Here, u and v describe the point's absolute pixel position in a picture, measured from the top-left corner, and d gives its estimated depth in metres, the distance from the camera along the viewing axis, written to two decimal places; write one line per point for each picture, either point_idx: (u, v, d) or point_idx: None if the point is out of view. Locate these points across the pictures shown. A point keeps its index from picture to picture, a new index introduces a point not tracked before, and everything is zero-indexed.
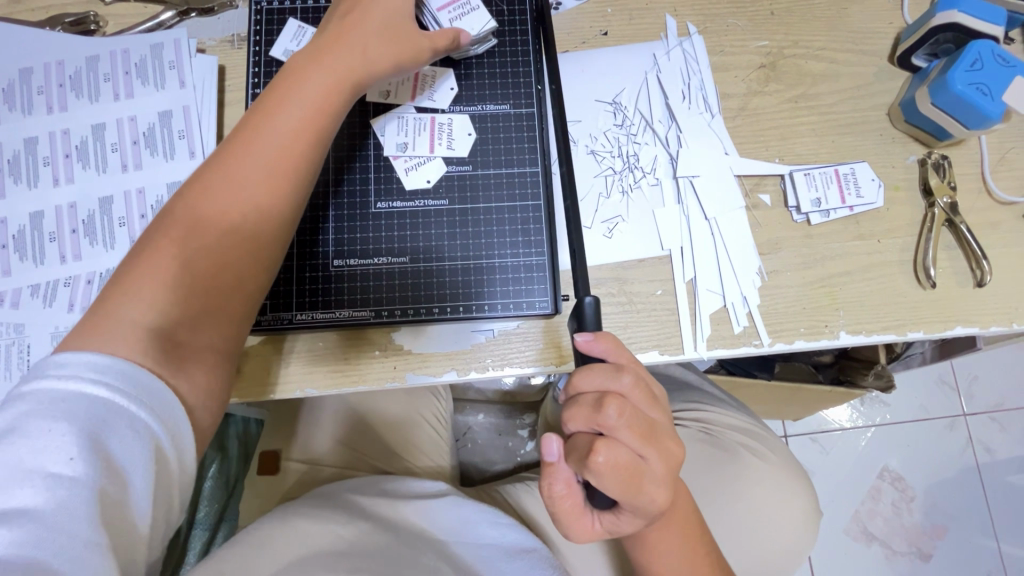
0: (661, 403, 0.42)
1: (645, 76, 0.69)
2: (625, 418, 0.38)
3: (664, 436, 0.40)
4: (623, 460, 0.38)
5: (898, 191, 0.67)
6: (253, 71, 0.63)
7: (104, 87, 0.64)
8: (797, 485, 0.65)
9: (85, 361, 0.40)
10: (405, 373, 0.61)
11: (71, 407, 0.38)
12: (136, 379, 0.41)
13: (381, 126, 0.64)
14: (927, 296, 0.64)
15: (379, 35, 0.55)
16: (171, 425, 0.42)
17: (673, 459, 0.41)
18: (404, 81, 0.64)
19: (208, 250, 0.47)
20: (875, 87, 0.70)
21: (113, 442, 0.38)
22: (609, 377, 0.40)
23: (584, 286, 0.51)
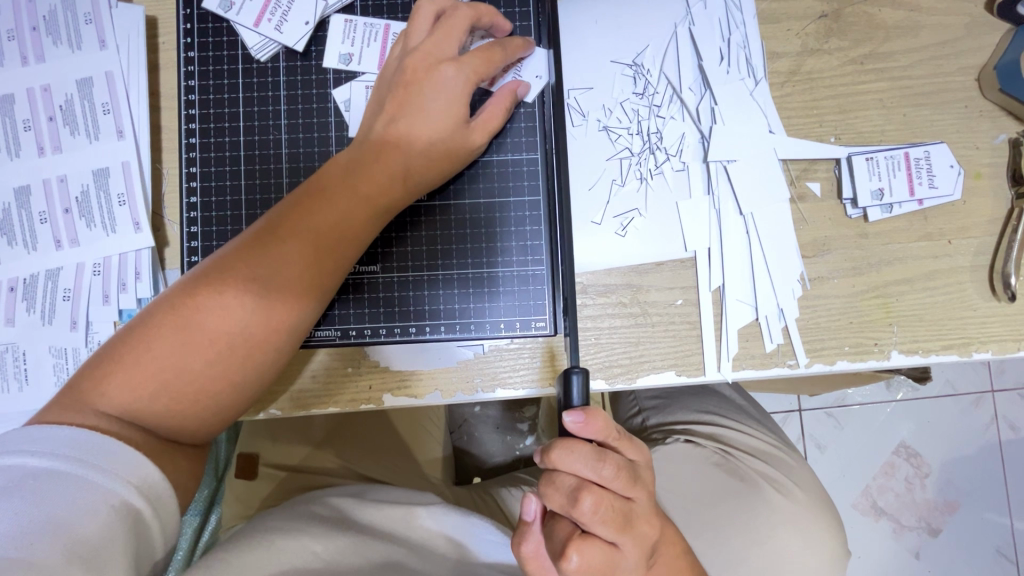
0: (644, 479, 0.38)
1: (673, 29, 0.56)
2: (600, 513, 0.35)
3: (641, 521, 0.37)
4: (596, 560, 0.35)
5: (979, 179, 0.55)
6: (186, 28, 0.51)
7: (8, 48, 0.52)
8: (826, 519, 0.58)
9: (58, 434, 0.37)
10: (383, 395, 0.52)
11: (34, 486, 0.35)
12: (107, 446, 0.38)
13: (341, 95, 0.51)
14: (1002, 310, 0.54)
15: (423, 161, 0.47)
16: (143, 478, 0.38)
17: (648, 541, 0.37)
18: (369, 42, 0.52)
19: (222, 339, 0.42)
20: (964, 44, 0.55)
21: (71, 512, 0.35)
22: (591, 465, 0.35)
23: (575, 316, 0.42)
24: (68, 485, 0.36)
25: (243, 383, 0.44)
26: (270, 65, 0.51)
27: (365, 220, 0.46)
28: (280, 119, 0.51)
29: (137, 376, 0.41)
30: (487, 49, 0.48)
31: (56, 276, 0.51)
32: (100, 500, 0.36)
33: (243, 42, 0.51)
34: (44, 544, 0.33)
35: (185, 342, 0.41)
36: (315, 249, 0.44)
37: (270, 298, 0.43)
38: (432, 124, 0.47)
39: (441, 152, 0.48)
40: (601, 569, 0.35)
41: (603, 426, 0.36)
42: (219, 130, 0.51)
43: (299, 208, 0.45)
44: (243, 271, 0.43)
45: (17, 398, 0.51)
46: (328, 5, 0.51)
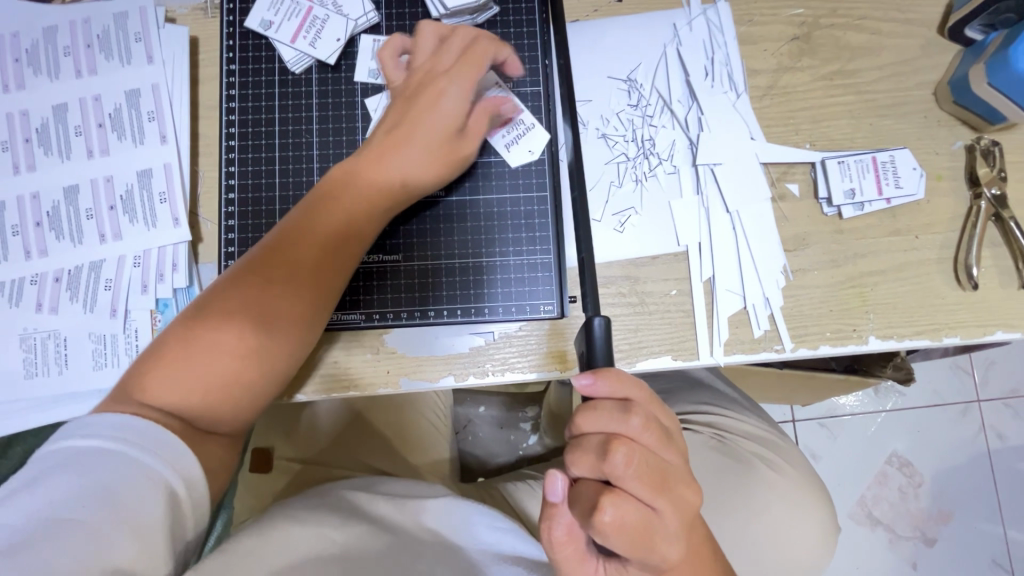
0: (676, 440, 0.34)
1: (663, 49, 0.62)
2: (635, 466, 0.31)
3: (681, 485, 0.33)
4: (633, 519, 0.31)
5: (940, 180, 0.61)
6: (228, 45, 0.57)
7: (64, 63, 0.58)
8: (814, 498, 0.61)
9: (107, 423, 0.40)
10: (399, 378, 0.56)
11: (82, 463, 0.38)
12: (146, 429, 0.41)
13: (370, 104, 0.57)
14: (967, 298, 0.59)
15: (421, 169, 0.52)
16: (180, 462, 0.41)
17: (693, 508, 0.33)
18: None
19: (254, 331, 0.46)
20: (920, 63, 0.62)
21: (116, 484, 0.38)
22: (616, 418, 0.32)
23: (592, 292, 0.46)
24: (114, 461, 0.39)
25: (271, 372, 0.48)
26: (304, 76, 0.57)
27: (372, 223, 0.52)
28: (312, 125, 0.57)
29: (175, 373, 0.44)
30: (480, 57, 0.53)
31: (99, 267, 0.56)
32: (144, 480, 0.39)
33: (279, 56, 0.57)
34: (92, 511, 0.36)
35: (220, 336, 0.45)
36: (332, 249, 0.50)
37: (293, 295, 0.48)
38: (428, 135, 0.52)
39: (438, 159, 0.52)
40: (640, 531, 0.31)
41: (623, 379, 0.33)
42: (256, 135, 0.56)
43: (312, 214, 0.50)
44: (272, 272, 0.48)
45: (57, 381, 0.54)
46: (357, 24, 0.57)
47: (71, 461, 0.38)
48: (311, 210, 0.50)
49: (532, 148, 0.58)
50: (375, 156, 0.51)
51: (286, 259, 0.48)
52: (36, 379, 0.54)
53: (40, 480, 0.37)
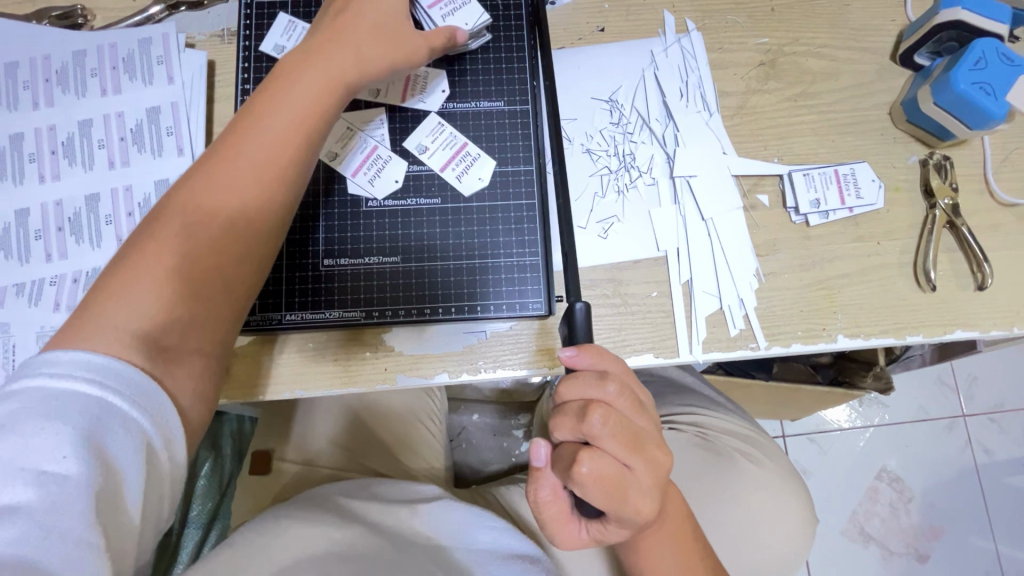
0: (650, 410, 0.40)
1: (642, 73, 0.68)
2: (610, 427, 0.37)
3: (652, 446, 0.38)
4: (608, 472, 0.37)
5: (898, 192, 0.66)
6: (243, 67, 0.62)
7: (91, 82, 0.63)
8: (791, 489, 0.65)
9: (76, 359, 0.39)
10: (396, 375, 0.60)
11: (57, 398, 0.37)
12: (132, 377, 0.40)
13: (351, 118, 0.63)
14: (927, 299, 0.63)
15: (371, 46, 0.54)
16: (163, 417, 0.41)
17: (662, 467, 0.39)
18: (394, 82, 0.63)
19: (202, 260, 0.46)
20: (876, 86, 0.68)
21: (108, 441, 0.37)
22: (594, 386, 0.38)
23: (576, 291, 0.52)
24: (80, 429, 0.37)
25: (235, 272, 0.48)
26: None
27: (306, 142, 0.50)
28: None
29: (121, 302, 0.43)
30: (359, 10, 0.55)
31: None
32: (129, 430, 0.39)
33: None
34: (77, 466, 0.36)
35: (159, 271, 0.44)
36: (282, 157, 0.49)
37: (259, 131, 0.49)
38: (359, 39, 0.53)
39: (387, 32, 0.55)
40: (614, 483, 0.37)
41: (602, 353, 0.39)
42: None
43: (227, 154, 0.48)
44: (226, 176, 0.47)
45: None
46: None
47: (42, 401, 0.37)
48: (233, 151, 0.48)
49: (481, 176, 0.62)
50: (315, 92, 0.51)
51: (229, 206, 0.47)
52: None
53: (19, 422, 0.36)
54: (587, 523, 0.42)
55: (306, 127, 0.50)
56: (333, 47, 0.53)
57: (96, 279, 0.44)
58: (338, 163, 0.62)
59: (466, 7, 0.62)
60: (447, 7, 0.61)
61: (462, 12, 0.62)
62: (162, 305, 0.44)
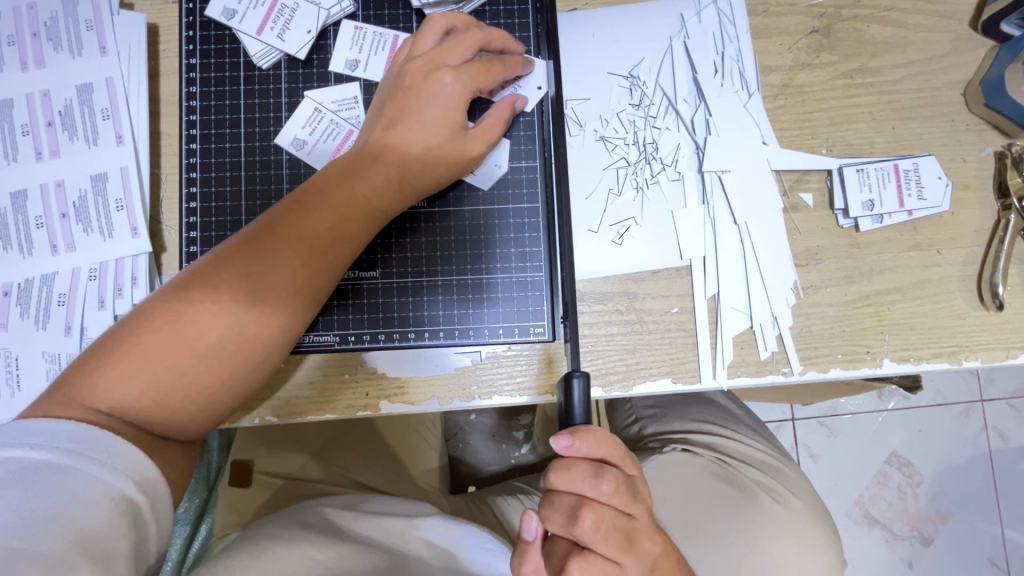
0: (644, 495, 0.37)
1: (669, 42, 0.57)
2: (602, 534, 0.34)
3: (644, 541, 0.36)
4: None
5: (966, 191, 0.56)
6: (188, 36, 0.52)
7: (8, 54, 0.52)
8: (818, 528, 0.58)
9: (65, 431, 0.39)
10: (379, 402, 0.52)
11: (38, 471, 0.37)
12: (113, 446, 0.39)
13: (319, 98, 0.52)
14: (991, 318, 0.55)
15: (423, 161, 0.48)
16: (143, 474, 0.40)
17: (652, 558, 0.37)
18: (375, 52, 0.52)
19: (215, 362, 0.43)
20: (949, 59, 0.57)
21: (81, 510, 0.36)
22: (589, 483, 0.35)
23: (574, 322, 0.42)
24: (61, 502, 0.36)
25: (243, 379, 0.45)
26: (272, 72, 0.52)
27: (350, 237, 0.46)
28: (282, 124, 0.52)
29: (123, 373, 0.41)
30: (428, 68, 0.48)
31: (51, 281, 0.51)
32: (103, 494, 0.37)
33: (244, 49, 0.52)
34: (51, 539, 0.35)
35: (168, 361, 0.42)
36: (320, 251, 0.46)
37: (300, 222, 0.45)
38: (429, 119, 0.48)
39: (443, 143, 0.48)
40: None
41: (600, 446, 0.35)
42: (220, 136, 0.52)
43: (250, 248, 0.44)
44: (255, 263, 0.44)
45: (7, 404, 0.50)
46: (329, 14, 0.52)
47: (21, 474, 0.36)
48: (277, 245, 0.45)
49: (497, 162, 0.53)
50: (369, 183, 0.47)
51: (242, 306, 0.43)
52: None
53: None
54: None
55: (348, 222, 0.46)
56: (393, 126, 0.48)
57: (112, 344, 0.42)
58: (307, 155, 0.51)
59: None
60: None
61: None
62: (157, 393, 0.42)
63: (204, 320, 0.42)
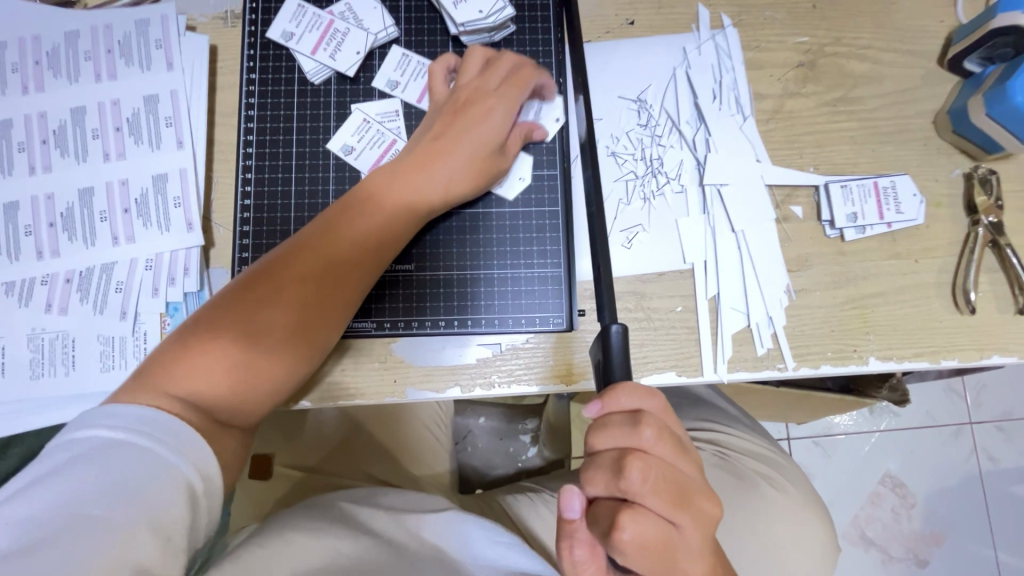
0: (692, 452, 0.37)
1: (673, 71, 0.64)
2: (650, 481, 0.34)
3: (699, 499, 0.35)
4: (653, 534, 0.33)
5: (939, 207, 0.62)
6: (248, 54, 0.58)
7: (84, 67, 0.58)
8: (814, 512, 0.63)
9: (137, 416, 0.40)
10: (405, 388, 0.57)
11: (110, 450, 0.38)
12: (181, 433, 0.40)
13: (367, 110, 0.58)
14: (965, 321, 0.60)
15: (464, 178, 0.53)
16: (203, 463, 0.41)
17: (711, 521, 0.35)
18: (416, 77, 0.59)
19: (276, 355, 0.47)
20: (921, 92, 0.64)
21: (148, 488, 0.37)
22: (628, 432, 0.35)
23: (611, 304, 0.45)
24: (133, 478, 0.37)
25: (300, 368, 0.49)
26: (323, 87, 0.58)
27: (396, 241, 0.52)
28: (332, 132, 0.58)
29: (191, 370, 0.44)
30: (473, 91, 0.54)
31: (111, 269, 0.56)
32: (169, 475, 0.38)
33: (299, 67, 0.58)
34: (123, 513, 0.36)
35: (251, 354, 0.46)
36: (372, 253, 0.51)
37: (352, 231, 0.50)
38: (473, 136, 0.53)
39: (482, 159, 0.54)
40: (659, 546, 0.34)
41: (637, 393, 0.36)
42: (274, 142, 0.58)
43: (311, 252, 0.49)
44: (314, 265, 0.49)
45: (63, 382, 0.54)
46: (377, 37, 0.59)
47: (97, 451, 0.38)
48: (336, 250, 0.50)
49: (521, 175, 0.58)
50: (414, 191, 0.52)
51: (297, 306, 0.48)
52: (43, 380, 0.54)
53: (68, 470, 0.37)
54: None
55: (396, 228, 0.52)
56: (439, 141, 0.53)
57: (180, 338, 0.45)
58: (355, 160, 0.57)
59: None
60: None
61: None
62: (222, 385, 0.45)
63: (270, 314, 0.47)
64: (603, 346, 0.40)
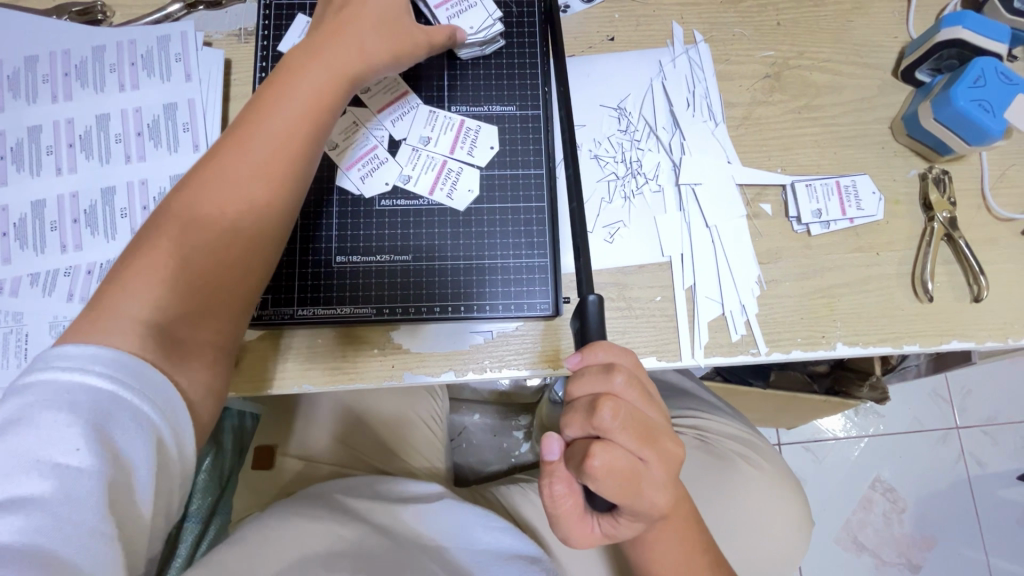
0: (658, 400, 0.41)
1: (650, 82, 0.70)
2: (619, 420, 0.38)
3: (662, 437, 0.39)
4: (621, 465, 0.38)
5: (898, 205, 0.67)
6: (261, 66, 0.64)
7: (109, 78, 0.64)
8: (789, 490, 0.67)
9: (87, 355, 0.40)
10: (403, 373, 0.60)
11: (73, 394, 0.38)
12: (145, 374, 0.41)
13: (359, 114, 0.64)
14: (924, 309, 0.65)
15: (381, 33, 0.56)
16: (173, 411, 0.42)
17: (673, 459, 0.40)
18: (385, 90, 0.65)
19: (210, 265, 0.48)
20: (878, 100, 0.70)
21: (119, 436, 0.38)
22: (601, 379, 0.39)
23: (588, 284, 0.52)
24: (104, 426, 0.38)
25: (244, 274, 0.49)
26: None
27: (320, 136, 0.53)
28: None
29: (126, 300, 0.44)
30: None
31: None
32: (139, 424, 0.40)
33: None
34: (95, 461, 0.37)
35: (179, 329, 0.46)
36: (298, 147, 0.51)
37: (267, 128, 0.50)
38: (364, 33, 0.55)
39: (392, 22, 0.57)
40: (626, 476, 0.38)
41: (608, 346, 0.41)
42: None
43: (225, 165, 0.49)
44: (231, 175, 0.49)
45: None
46: None
47: (59, 396, 0.38)
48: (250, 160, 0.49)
49: (471, 188, 0.63)
50: (325, 85, 0.53)
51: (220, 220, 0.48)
52: None
53: (30, 417, 0.37)
54: (598, 516, 0.43)
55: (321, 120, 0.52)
56: (327, 43, 0.54)
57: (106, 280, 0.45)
58: (339, 157, 0.63)
59: (471, 10, 0.64)
60: (451, 10, 0.64)
61: (468, 16, 0.64)
62: (161, 300, 0.45)
63: (200, 228, 0.48)
64: (582, 314, 0.47)
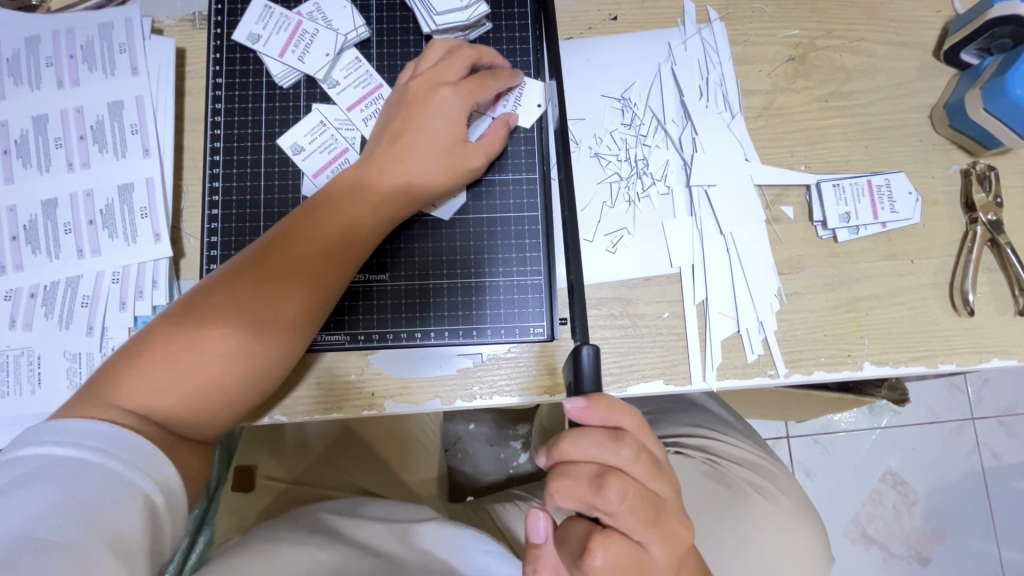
0: (666, 470, 0.37)
1: (658, 68, 0.62)
2: (626, 502, 0.34)
3: (670, 519, 0.36)
4: (622, 553, 0.35)
5: (936, 205, 0.60)
6: (215, 57, 0.56)
7: (46, 73, 0.56)
8: (806, 521, 0.62)
9: (84, 429, 0.40)
10: (385, 401, 0.55)
11: (62, 467, 0.37)
12: (145, 449, 0.41)
13: (326, 112, 0.56)
14: (963, 323, 0.58)
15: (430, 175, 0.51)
16: (163, 475, 0.41)
17: (681, 540, 0.36)
18: (355, 85, 0.57)
19: (226, 346, 0.45)
20: (916, 85, 0.62)
21: (101, 500, 0.37)
22: (608, 448, 0.35)
23: (583, 324, 0.46)
24: (85, 493, 0.36)
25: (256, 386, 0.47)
26: (292, 91, 0.56)
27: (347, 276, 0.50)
28: (287, 127, 0.56)
29: (148, 381, 0.43)
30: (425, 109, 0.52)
31: (76, 283, 0.54)
32: (127, 489, 0.38)
33: (267, 70, 0.56)
34: (77, 530, 0.35)
35: (187, 359, 0.44)
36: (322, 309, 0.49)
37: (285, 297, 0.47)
38: (426, 149, 0.51)
39: (454, 146, 0.52)
40: (628, 565, 0.35)
41: (615, 410, 0.36)
42: (242, 149, 0.55)
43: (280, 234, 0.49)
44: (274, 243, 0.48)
45: (28, 401, 0.52)
46: (346, 38, 0.57)
47: (47, 470, 0.37)
48: (302, 223, 0.49)
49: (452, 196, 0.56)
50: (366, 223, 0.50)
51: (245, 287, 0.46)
52: (5, 398, 0.52)
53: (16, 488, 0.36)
54: None
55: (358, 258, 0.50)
56: (388, 166, 0.51)
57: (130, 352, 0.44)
58: (302, 161, 0.55)
59: None
60: None
61: None
62: (177, 397, 0.44)
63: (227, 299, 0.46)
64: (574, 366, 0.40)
